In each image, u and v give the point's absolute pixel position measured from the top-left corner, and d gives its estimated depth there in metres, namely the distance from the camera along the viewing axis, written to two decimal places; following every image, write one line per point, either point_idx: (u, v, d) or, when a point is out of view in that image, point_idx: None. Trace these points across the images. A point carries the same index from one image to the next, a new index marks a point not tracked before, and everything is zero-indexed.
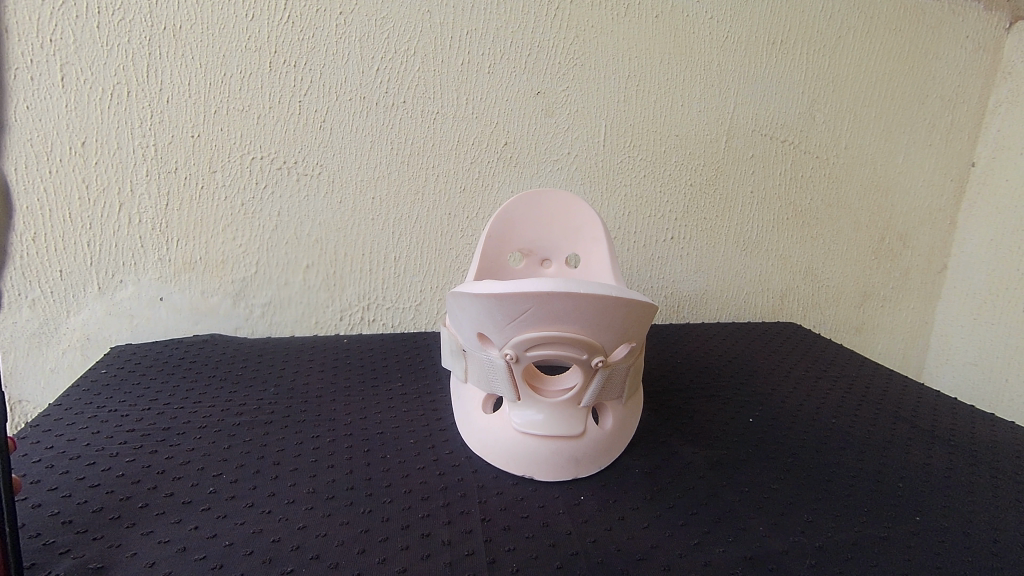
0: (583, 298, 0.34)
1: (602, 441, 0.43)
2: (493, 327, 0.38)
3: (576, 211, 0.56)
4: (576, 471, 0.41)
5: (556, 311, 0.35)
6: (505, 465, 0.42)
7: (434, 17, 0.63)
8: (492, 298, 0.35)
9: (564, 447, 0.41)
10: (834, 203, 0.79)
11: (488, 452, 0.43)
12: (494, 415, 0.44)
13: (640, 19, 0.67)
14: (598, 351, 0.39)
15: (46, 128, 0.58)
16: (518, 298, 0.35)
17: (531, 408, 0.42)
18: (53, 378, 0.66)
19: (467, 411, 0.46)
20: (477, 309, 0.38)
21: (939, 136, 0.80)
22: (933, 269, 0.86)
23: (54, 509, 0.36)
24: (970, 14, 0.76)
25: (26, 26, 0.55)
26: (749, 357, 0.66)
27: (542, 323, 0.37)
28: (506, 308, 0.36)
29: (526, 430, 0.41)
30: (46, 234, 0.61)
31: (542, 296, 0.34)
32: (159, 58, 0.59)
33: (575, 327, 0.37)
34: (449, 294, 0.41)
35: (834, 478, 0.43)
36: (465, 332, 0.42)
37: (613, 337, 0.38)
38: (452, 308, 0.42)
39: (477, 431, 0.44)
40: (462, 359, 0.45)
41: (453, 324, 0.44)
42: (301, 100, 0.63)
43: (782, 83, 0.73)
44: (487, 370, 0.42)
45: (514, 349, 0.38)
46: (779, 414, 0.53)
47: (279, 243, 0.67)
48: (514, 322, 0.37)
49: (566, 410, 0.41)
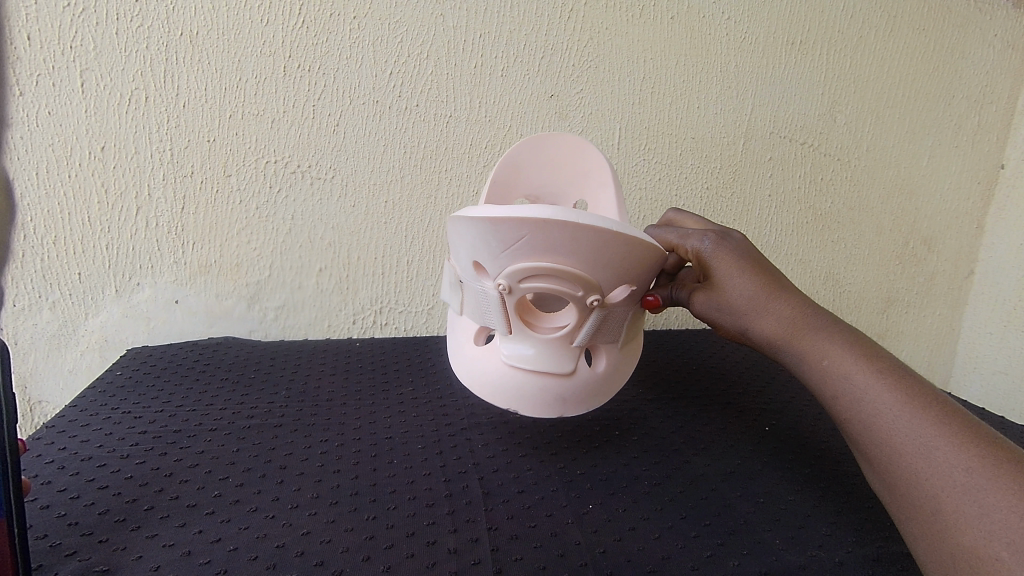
0: (581, 228, 0.34)
1: (593, 382, 0.43)
2: (488, 256, 0.38)
3: (585, 154, 0.54)
4: (562, 408, 0.42)
5: (554, 241, 0.35)
6: (491, 397, 0.43)
7: (447, 20, 0.62)
8: (486, 222, 0.35)
9: (552, 386, 0.42)
10: (856, 206, 0.77)
11: (478, 384, 0.44)
12: (486, 349, 0.45)
13: (655, 21, 0.66)
14: (595, 290, 0.38)
15: (67, 133, 0.59)
16: (514, 222, 0.34)
17: (523, 343, 0.42)
18: (71, 379, 0.67)
19: (461, 344, 0.47)
20: (472, 233, 0.37)
21: (966, 138, 0.78)
22: (960, 275, 0.83)
23: (62, 511, 0.36)
24: (997, 12, 0.74)
25: (48, 34, 0.56)
26: (767, 363, 0.65)
27: (536, 253, 0.36)
28: (502, 234, 0.36)
29: (514, 364, 0.42)
30: (66, 237, 0.62)
31: (538, 223, 0.34)
32: (175, 63, 0.59)
33: (573, 261, 0.36)
34: (448, 219, 0.40)
35: (855, 491, 0.41)
36: (462, 261, 0.42)
37: (613, 276, 0.38)
38: (451, 234, 0.42)
39: (469, 362, 0.45)
40: (460, 291, 0.46)
41: (453, 254, 0.44)
42: (315, 104, 0.63)
43: (802, 85, 0.71)
44: (482, 302, 0.42)
45: (507, 280, 0.38)
46: (796, 422, 0.51)
47: (292, 246, 0.67)
48: (509, 251, 0.36)
49: (559, 349, 0.42)
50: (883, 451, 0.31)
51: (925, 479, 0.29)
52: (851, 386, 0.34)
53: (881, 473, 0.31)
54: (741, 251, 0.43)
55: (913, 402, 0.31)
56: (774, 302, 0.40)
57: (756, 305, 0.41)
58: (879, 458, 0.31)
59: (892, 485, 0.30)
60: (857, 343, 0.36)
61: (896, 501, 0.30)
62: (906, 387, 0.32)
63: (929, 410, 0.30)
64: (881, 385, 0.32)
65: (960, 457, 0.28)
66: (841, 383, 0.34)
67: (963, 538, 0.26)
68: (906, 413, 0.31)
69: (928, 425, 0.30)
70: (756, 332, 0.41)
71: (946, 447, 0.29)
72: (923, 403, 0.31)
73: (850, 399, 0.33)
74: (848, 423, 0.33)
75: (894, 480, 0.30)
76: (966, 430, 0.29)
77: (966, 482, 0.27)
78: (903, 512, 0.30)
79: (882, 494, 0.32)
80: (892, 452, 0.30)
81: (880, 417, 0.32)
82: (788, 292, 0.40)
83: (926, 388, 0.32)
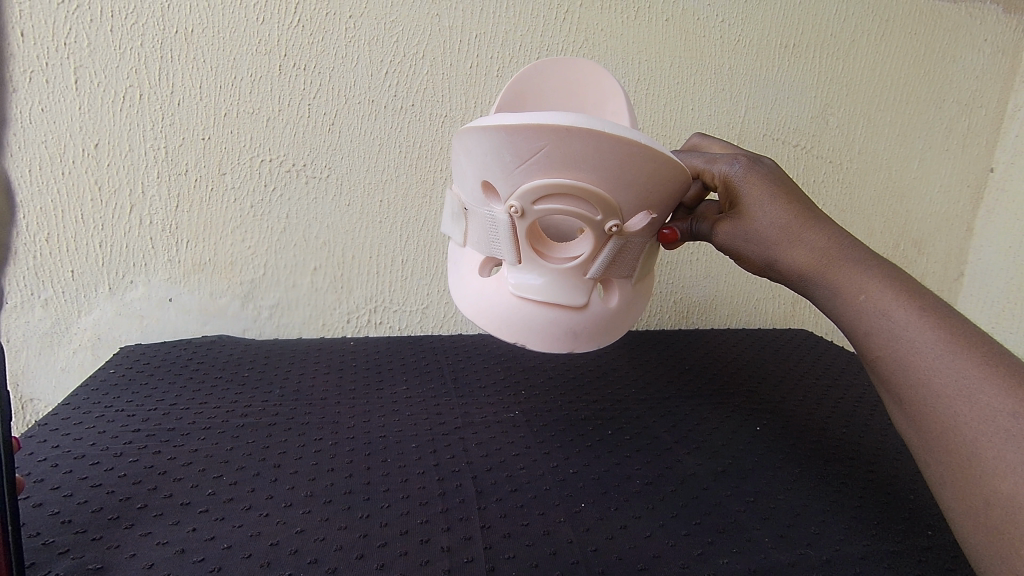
0: (603, 140, 0.34)
1: (603, 317, 0.44)
2: (500, 173, 0.38)
3: (601, 81, 0.50)
4: (572, 342, 0.43)
5: (574, 155, 0.35)
6: (497, 329, 0.43)
7: (443, 20, 0.62)
8: (504, 129, 0.35)
9: (562, 319, 0.42)
10: (847, 208, 0.78)
11: (483, 316, 0.44)
12: (490, 279, 0.44)
13: (649, 24, 0.66)
14: (614, 214, 0.38)
15: (60, 131, 0.59)
16: (533, 132, 0.34)
17: (532, 272, 0.42)
18: (63, 377, 0.66)
19: (462, 275, 0.46)
20: (485, 147, 0.37)
21: (957, 140, 0.79)
22: (950, 276, 0.84)
23: (55, 508, 0.36)
24: (988, 16, 0.75)
25: (42, 30, 0.56)
26: (759, 362, 0.65)
27: (554, 168, 0.36)
28: (518, 147, 0.35)
29: (520, 293, 0.42)
30: (59, 235, 0.62)
31: (560, 132, 0.34)
32: (170, 61, 0.59)
33: (592, 177, 0.36)
34: (455, 135, 0.40)
35: (844, 490, 0.42)
36: (469, 185, 0.41)
37: (632, 199, 0.38)
38: (458, 154, 0.41)
39: (471, 294, 0.45)
40: (463, 221, 0.45)
41: (457, 180, 0.44)
42: (310, 103, 0.63)
43: (795, 87, 0.72)
44: (490, 228, 0.42)
45: (520, 200, 0.38)
46: (787, 422, 0.52)
47: (287, 245, 0.67)
48: (523, 166, 0.36)
49: (571, 279, 0.42)
50: (921, 394, 0.31)
51: (967, 424, 0.29)
52: (890, 323, 0.33)
53: (915, 416, 0.31)
54: (772, 178, 0.42)
55: (957, 342, 0.31)
56: (807, 231, 0.39)
57: (787, 234, 0.40)
58: (914, 401, 0.31)
59: (926, 431, 0.31)
60: (893, 276, 0.35)
61: (926, 443, 0.31)
62: (948, 326, 0.32)
63: (974, 352, 0.30)
64: (921, 322, 0.32)
65: (1009, 403, 0.28)
66: (879, 320, 0.34)
67: (1000, 487, 0.27)
68: (948, 354, 0.31)
69: (977, 371, 0.30)
70: (784, 263, 0.40)
71: (992, 391, 0.29)
72: (967, 345, 0.31)
73: (889, 336, 0.33)
74: (881, 360, 0.33)
75: (927, 423, 0.31)
76: (1008, 372, 0.29)
77: (1013, 429, 0.27)
78: (933, 455, 0.30)
79: (907, 431, 0.32)
80: (930, 393, 0.31)
81: (919, 357, 0.32)
82: (822, 223, 0.39)
83: (968, 327, 0.32)
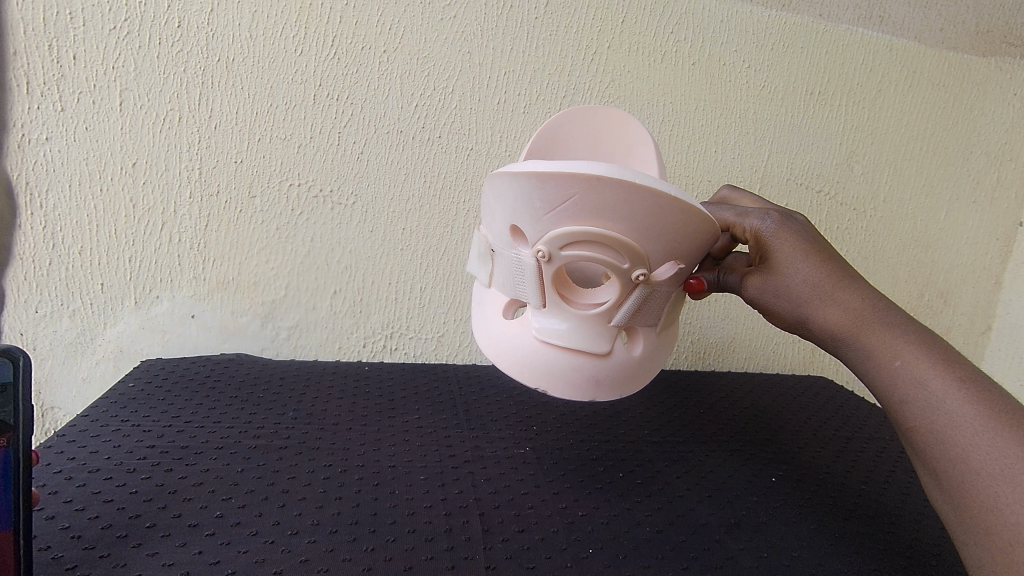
0: (633, 190, 0.34)
1: (627, 365, 0.44)
2: (529, 218, 0.38)
3: (627, 128, 0.52)
4: (594, 389, 0.42)
5: (603, 204, 0.35)
6: (519, 373, 0.43)
7: (473, 58, 0.64)
8: (535, 176, 0.35)
9: (585, 365, 0.42)
10: (872, 256, 0.77)
11: (506, 358, 0.44)
12: (513, 322, 0.45)
13: (675, 67, 0.67)
14: (641, 263, 0.39)
15: (101, 149, 0.61)
16: (564, 180, 0.35)
17: (556, 317, 0.42)
18: (84, 388, 0.67)
19: (486, 316, 0.47)
20: (516, 193, 0.38)
21: (985, 193, 0.78)
22: (977, 330, 0.83)
23: (66, 522, 0.36)
24: (1017, 71, 0.75)
25: (93, 54, 0.59)
26: (777, 410, 0.64)
27: (583, 216, 0.36)
28: (548, 194, 0.36)
29: (545, 339, 0.42)
30: (92, 248, 0.64)
31: (591, 181, 0.34)
32: (211, 87, 0.62)
33: (620, 226, 0.36)
34: (486, 179, 0.41)
35: (863, 551, 0.40)
36: (497, 227, 0.42)
37: (660, 248, 0.38)
38: (487, 197, 0.42)
39: (494, 336, 0.45)
40: (488, 262, 0.46)
41: (485, 222, 0.44)
42: (341, 131, 0.65)
43: (820, 134, 0.72)
44: (516, 272, 0.42)
45: (547, 245, 0.38)
46: (805, 475, 0.50)
47: (309, 268, 0.68)
48: (553, 213, 0.37)
49: (595, 326, 0.42)
50: (959, 471, 0.30)
51: (1008, 507, 0.28)
52: (926, 392, 0.33)
53: (951, 492, 0.31)
54: (806, 236, 0.42)
55: (995, 417, 0.30)
56: (841, 292, 0.39)
57: (819, 293, 0.39)
58: (950, 477, 0.31)
59: (964, 509, 0.30)
60: (929, 343, 0.35)
61: (960, 520, 0.30)
62: (986, 400, 0.31)
63: (1015, 430, 0.30)
64: (960, 395, 0.32)
65: None
66: (914, 388, 0.33)
67: None
68: (987, 431, 0.30)
69: (1016, 450, 0.29)
70: (816, 322, 0.40)
71: None
72: (1008, 421, 0.30)
73: (923, 406, 0.33)
74: (915, 431, 0.33)
75: (963, 501, 0.30)
76: None
77: None
78: (969, 534, 0.30)
79: (941, 505, 0.32)
80: (967, 470, 0.30)
81: (956, 431, 0.31)
82: (855, 283, 0.39)
83: (1007, 401, 0.31)
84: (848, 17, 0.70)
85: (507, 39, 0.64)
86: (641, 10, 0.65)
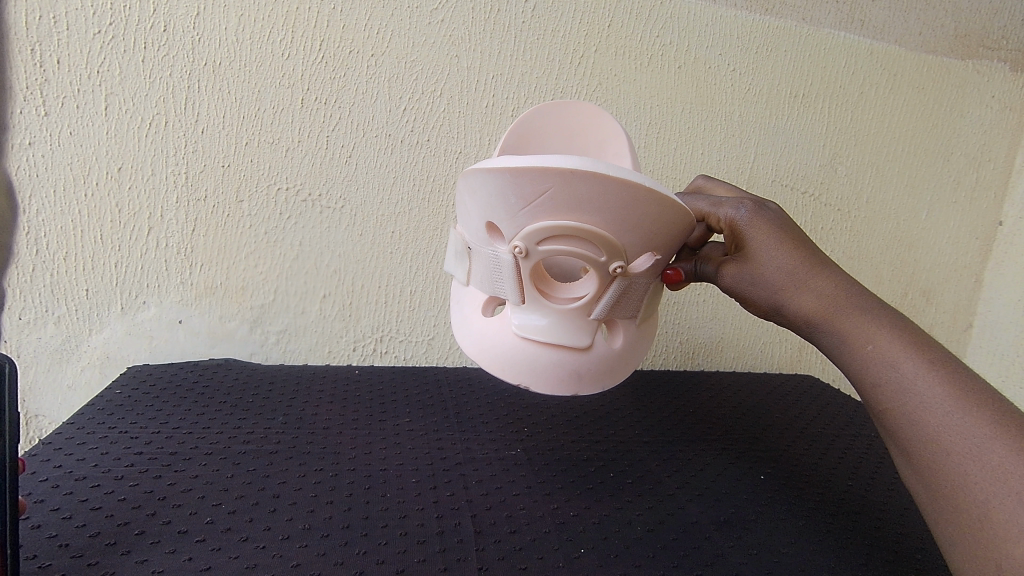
0: (608, 183, 0.35)
1: (609, 359, 0.44)
2: (505, 214, 0.38)
3: (599, 123, 0.52)
4: (577, 383, 0.43)
5: (578, 198, 0.35)
6: (501, 370, 0.43)
7: (461, 61, 0.65)
8: (509, 172, 0.35)
9: (568, 361, 0.42)
10: (855, 255, 0.78)
11: (487, 356, 0.44)
12: (493, 320, 0.45)
13: (662, 70, 0.68)
14: (618, 256, 0.39)
15: (85, 154, 0.61)
16: (538, 175, 0.35)
17: (536, 313, 0.42)
18: (70, 396, 0.66)
19: (466, 316, 0.47)
20: (490, 191, 0.38)
21: (964, 193, 0.79)
22: (959, 328, 0.84)
23: (53, 531, 0.36)
24: (994, 74, 0.77)
25: (77, 58, 0.58)
26: (765, 408, 0.65)
27: (558, 210, 0.36)
28: (523, 189, 0.36)
29: (525, 335, 0.42)
30: (77, 254, 0.63)
31: (565, 176, 0.34)
32: (197, 91, 0.61)
33: (596, 219, 0.36)
34: (460, 178, 0.41)
35: (849, 546, 0.41)
36: (474, 226, 0.42)
37: (636, 241, 0.39)
38: (463, 196, 0.42)
39: (475, 334, 0.45)
40: (467, 261, 0.46)
41: (461, 221, 0.44)
42: (329, 135, 0.65)
43: (804, 136, 0.73)
44: (494, 269, 0.42)
45: (524, 241, 0.39)
46: (793, 473, 0.51)
47: (298, 271, 0.68)
48: (528, 209, 0.37)
49: (575, 321, 0.42)
50: (931, 452, 0.31)
51: (978, 486, 0.29)
52: (900, 375, 0.33)
53: (924, 474, 0.31)
54: (778, 223, 0.42)
55: (966, 399, 0.31)
56: (815, 279, 0.40)
57: (795, 280, 0.40)
58: (923, 459, 0.31)
59: (937, 492, 0.30)
60: (901, 327, 0.36)
61: (934, 501, 0.31)
62: (959, 383, 0.32)
63: (986, 411, 0.30)
64: (932, 378, 0.32)
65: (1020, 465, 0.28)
66: (888, 372, 0.34)
67: (1014, 550, 0.27)
68: (960, 411, 0.31)
69: (988, 431, 0.30)
70: (791, 309, 0.41)
71: (1003, 452, 0.29)
72: (979, 403, 0.31)
73: (897, 389, 0.33)
74: (889, 414, 0.33)
75: (935, 481, 0.31)
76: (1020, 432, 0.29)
77: None
78: (942, 515, 0.30)
79: (915, 488, 0.32)
80: (940, 451, 0.31)
81: (929, 413, 0.32)
82: (829, 269, 0.40)
83: (977, 383, 0.32)
84: (830, 21, 0.71)
85: (494, 43, 0.65)
86: (627, 13, 0.66)
